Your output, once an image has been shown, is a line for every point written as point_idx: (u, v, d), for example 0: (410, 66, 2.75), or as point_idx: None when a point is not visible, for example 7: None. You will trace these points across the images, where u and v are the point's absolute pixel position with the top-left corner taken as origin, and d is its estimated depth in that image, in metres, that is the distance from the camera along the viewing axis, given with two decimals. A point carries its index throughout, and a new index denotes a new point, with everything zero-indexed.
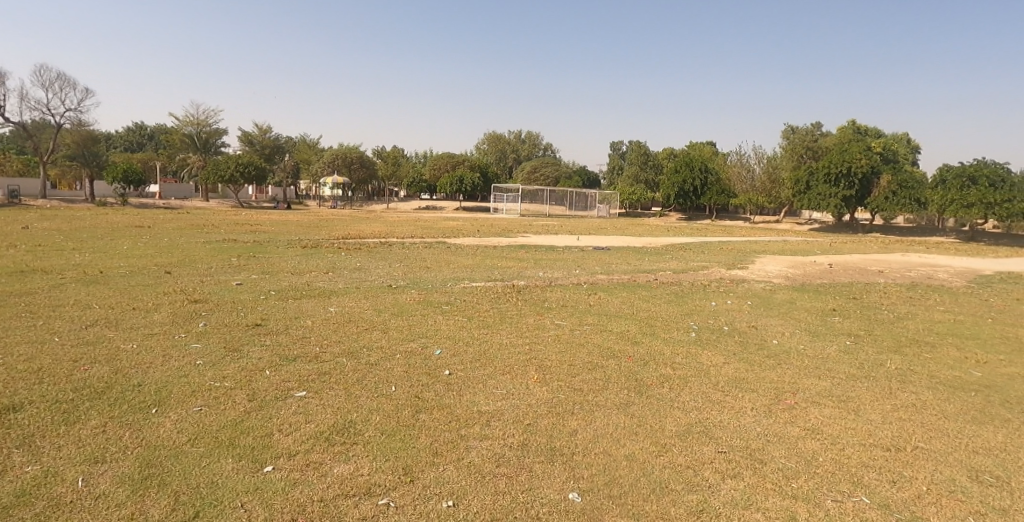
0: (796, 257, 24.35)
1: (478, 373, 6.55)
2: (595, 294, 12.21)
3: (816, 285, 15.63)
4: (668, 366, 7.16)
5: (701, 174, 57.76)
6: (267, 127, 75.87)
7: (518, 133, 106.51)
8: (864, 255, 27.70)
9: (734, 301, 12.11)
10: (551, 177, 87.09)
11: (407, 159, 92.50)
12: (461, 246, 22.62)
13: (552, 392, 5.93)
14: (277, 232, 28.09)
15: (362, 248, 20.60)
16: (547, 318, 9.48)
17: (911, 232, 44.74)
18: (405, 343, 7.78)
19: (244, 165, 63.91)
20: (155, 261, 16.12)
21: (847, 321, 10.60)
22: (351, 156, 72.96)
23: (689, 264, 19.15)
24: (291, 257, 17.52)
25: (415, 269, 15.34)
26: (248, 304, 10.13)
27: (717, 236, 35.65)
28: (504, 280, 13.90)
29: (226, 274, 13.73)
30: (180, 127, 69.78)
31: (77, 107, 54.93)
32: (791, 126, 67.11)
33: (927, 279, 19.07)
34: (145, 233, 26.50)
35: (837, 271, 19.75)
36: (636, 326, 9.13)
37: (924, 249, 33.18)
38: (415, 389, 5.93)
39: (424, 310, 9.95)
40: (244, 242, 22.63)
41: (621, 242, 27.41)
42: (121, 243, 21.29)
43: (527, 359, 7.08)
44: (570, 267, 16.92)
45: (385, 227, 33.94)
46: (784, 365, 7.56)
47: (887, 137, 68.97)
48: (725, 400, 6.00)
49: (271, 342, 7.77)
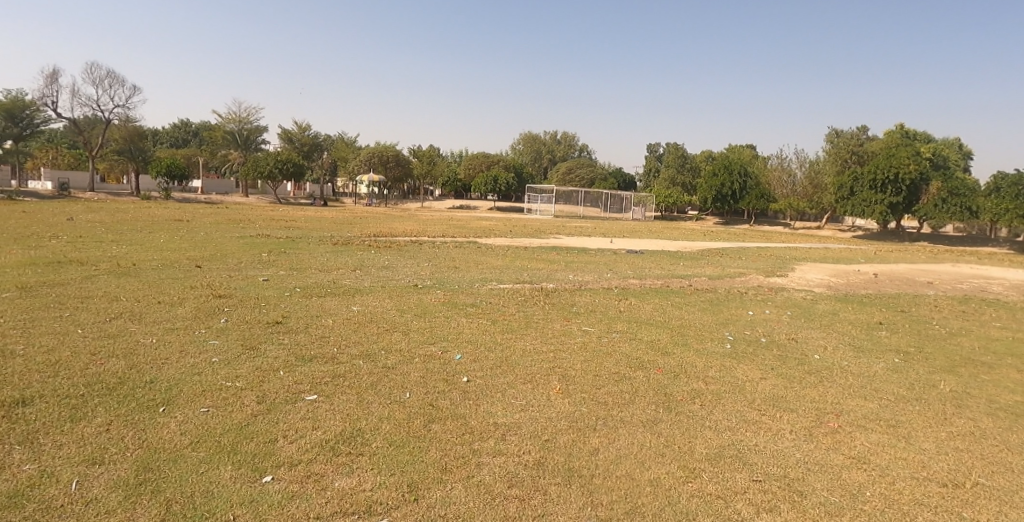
0: (839, 265, 23.42)
1: (497, 381, 6.24)
2: (625, 299, 11.78)
3: (861, 296, 14.88)
4: (700, 380, 6.73)
5: (740, 178, 56.40)
6: (306, 125, 77.00)
7: (553, 133, 105.97)
8: (911, 264, 26.51)
9: (772, 311, 11.55)
10: (586, 179, 86.30)
11: (443, 158, 92.83)
12: (492, 246, 22.38)
13: (574, 405, 5.59)
14: (311, 228, 28.32)
15: (392, 246, 20.56)
16: (573, 324, 9.13)
17: (961, 241, 42.87)
18: (425, 346, 7.52)
19: (282, 162, 65.00)
20: (189, 255, 16.29)
21: (895, 336, 9.96)
22: (387, 155, 73.56)
23: (726, 271, 18.53)
24: (321, 254, 17.52)
25: (444, 269, 15.15)
26: (272, 301, 10.03)
27: (756, 242, 34.63)
28: (533, 282, 13.57)
29: (255, 269, 13.75)
30: (223, 124, 71.39)
31: (125, 104, 56.67)
32: (836, 130, 65.05)
33: (981, 292, 18.04)
34: (184, 227, 26.99)
35: (883, 281, 18.85)
36: (667, 335, 8.71)
37: (976, 259, 31.67)
38: (430, 397, 5.66)
39: (447, 311, 9.68)
40: (277, 237, 22.79)
41: (655, 246, 26.83)
42: (159, 237, 21.67)
43: (550, 368, 6.75)
44: (602, 271, 16.51)
45: (418, 226, 33.93)
46: (826, 382, 7.06)
47: (938, 142, 66.30)
48: (760, 420, 5.58)
49: (290, 341, 7.60)
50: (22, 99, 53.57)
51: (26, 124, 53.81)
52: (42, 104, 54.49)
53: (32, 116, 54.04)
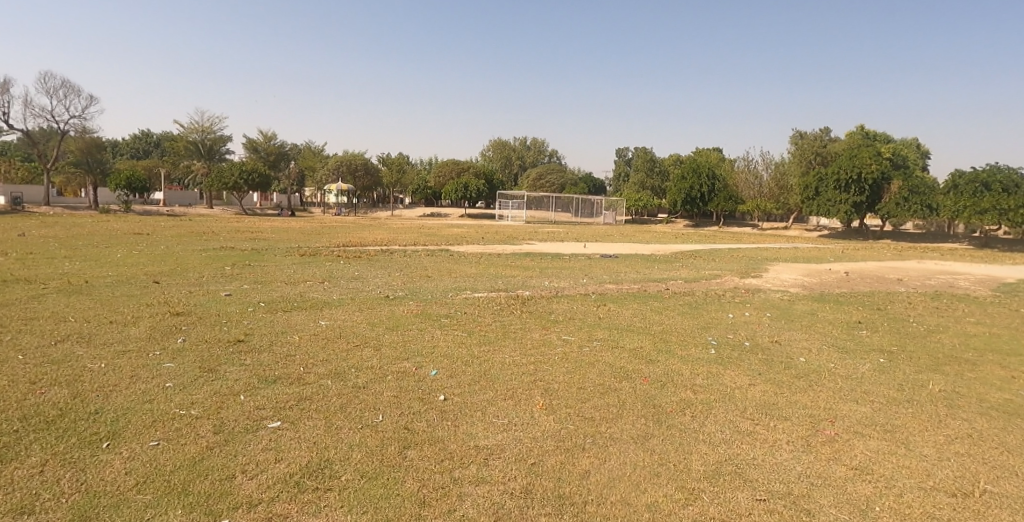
0: (810, 265, 23.56)
1: (476, 398, 5.85)
2: (604, 305, 11.48)
3: (836, 295, 14.86)
4: (688, 389, 6.43)
5: (709, 181, 56.96)
6: (272, 134, 75.53)
7: (523, 139, 106.07)
8: (879, 262, 26.90)
9: (752, 313, 11.38)
10: (557, 184, 86.42)
11: (412, 165, 92.04)
12: (464, 254, 21.95)
13: (560, 423, 5.23)
14: (277, 239, 27.50)
15: (362, 256, 19.98)
16: (553, 333, 8.78)
17: (923, 238, 43.84)
18: (398, 362, 7.08)
19: (248, 172, 63.55)
20: (146, 270, 15.52)
21: (876, 335, 9.84)
22: (356, 163, 72.56)
23: (701, 273, 18.45)
24: (287, 266, 16.88)
25: (416, 278, 14.69)
26: (234, 317, 9.46)
27: (727, 243, 34.87)
28: (508, 290, 13.20)
29: (217, 284, 13.10)
30: (185, 134, 69.57)
31: (81, 114, 54.76)
32: (800, 132, 66.23)
33: (950, 288, 18.25)
34: (144, 240, 25.97)
35: (855, 279, 18.94)
36: (650, 342, 8.42)
37: (939, 255, 32.35)
38: (405, 419, 5.24)
39: (421, 323, 9.24)
40: (242, 249, 22.01)
41: (629, 250, 26.73)
42: (116, 251, 20.73)
43: (531, 382, 6.37)
44: (578, 276, 16.24)
45: (388, 234, 33.31)
46: (815, 386, 6.83)
47: (896, 142, 68.00)
48: (755, 430, 5.30)
49: (252, 361, 7.08)
50: None
51: None
52: None
53: None
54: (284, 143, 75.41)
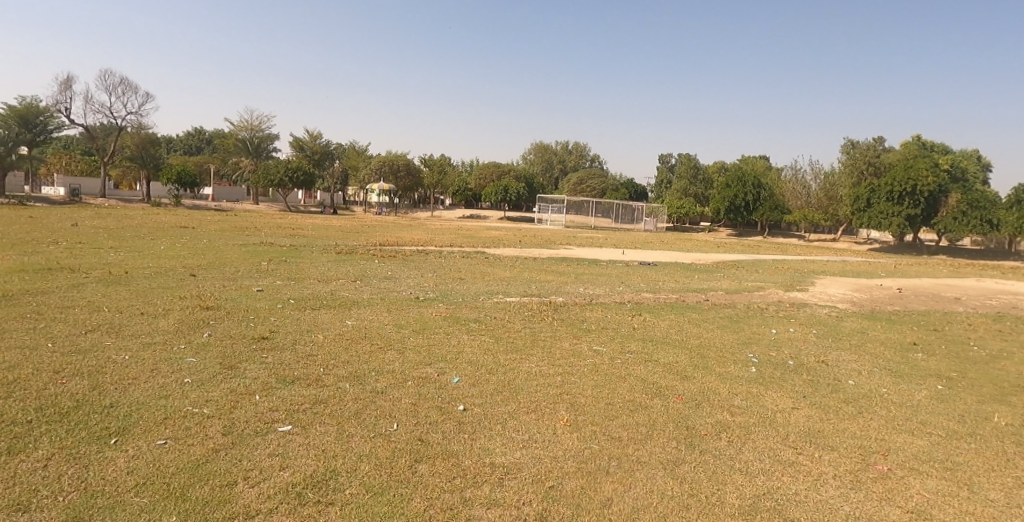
0: (860, 279, 22.53)
1: (497, 410, 5.55)
2: (639, 315, 11.05)
3: (888, 313, 14.04)
4: (725, 410, 6.00)
5: (754, 189, 55.45)
6: (317, 134, 76.95)
7: (565, 143, 105.61)
8: (934, 279, 25.57)
9: (797, 329, 10.77)
10: (597, 189, 85.65)
11: (453, 166, 92.51)
12: (499, 257, 21.73)
13: (583, 442, 4.90)
14: (316, 237, 27.77)
15: (397, 256, 19.96)
16: (583, 343, 8.42)
17: (981, 255, 41.69)
18: (419, 367, 6.83)
19: (293, 170, 64.86)
20: (185, 263, 15.76)
21: (933, 359, 9.16)
22: (398, 163, 73.33)
23: (743, 284, 17.77)
24: (322, 263, 16.93)
25: (448, 280, 14.50)
26: (261, 314, 9.38)
27: (772, 254, 33.74)
28: (540, 295, 12.88)
29: (251, 279, 13.15)
30: (235, 131, 71.46)
31: (138, 111, 56.81)
32: (852, 141, 63.89)
33: (1013, 309, 17.12)
34: (188, 233, 26.57)
35: (909, 297, 17.95)
36: (686, 357, 7.99)
37: (999, 274, 30.65)
38: (421, 430, 4.98)
39: (448, 327, 9.00)
40: (281, 246, 22.25)
41: (668, 258, 26.08)
42: (160, 243, 21.18)
43: (556, 395, 6.03)
44: (614, 284, 15.81)
45: (426, 235, 33.41)
46: (866, 413, 6.31)
47: (955, 154, 65.01)
48: (797, 461, 4.87)
49: (273, 360, 6.94)
50: (36, 106, 53.80)
51: (40, 131, 53.92)
52: (56, 110, 54.70)
53: (46, 122, 54.21)
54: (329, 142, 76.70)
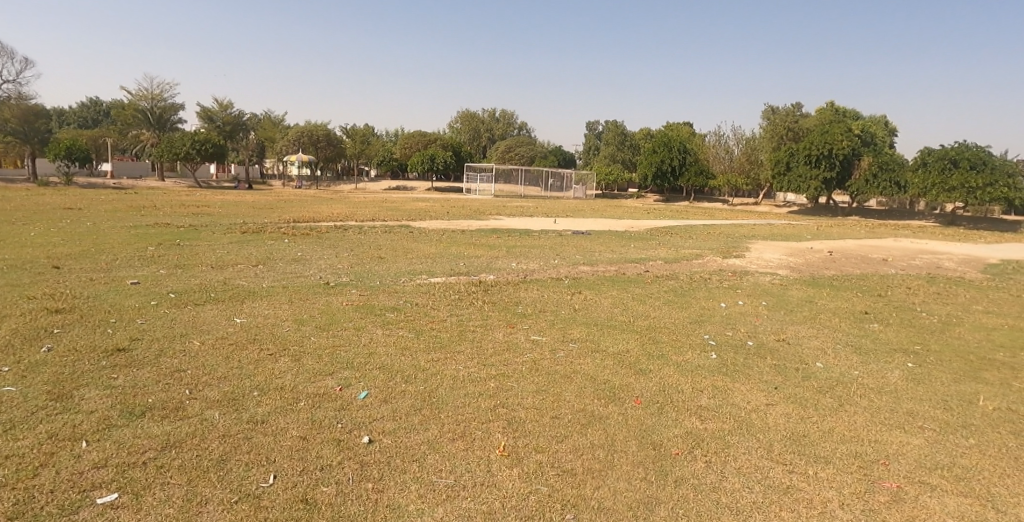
0: (790, 243, 22.47)
1: (412, 439, 4.30)
2: (579, 292, 9.98)
3: (828, 278, 13.61)
4: (693, 415, 4.99)
5: (680, 154, 55.80)
6: (227, 103, 71.35)
7: (492, 111, 103.65)
8: (856, 240, 26.11)
9: (746, 302, 9.99)
10: (526, 157, 84.63)
11: (377, 136, 88.80)
12: (425, 231, 20.23)
13: (526, 483, 3.76)
14: (222, 214, 25.20)
15: (311, 233, 18.15)
16: (519, 332, 7.23)
17: (890, 215, 43.53)
18: (320, 379, 5.46)
19: (201, 142, 60.01)
20: (52, 250, 13.43)
21: (891, 331, 8.57)
22: (317, 134, 69.40)
23: (680, 252, 17.16)
24: (222, 245, 14.92)
25: (366, 260, 12.99)
26: (127, 315, 7.60)
27: (700, 219, 33.83)
28: (469, 274, 11.56)
29: (129, 268, 11.12)
30: (133, 101, 65.20)
31: (15, 80, 50.43)
32: (772, 106, 65.16)
33: (939, 269, 17.21)
34: (71, 215, 23.46)
35: (841, 259, 17.81)
36: (637, 343, 6.94)
37: (911, 233, 31.71)
38: (306, 482, 3.70)
39: (360, 320, 7.60)
40: (179, 226, 19.80)
41: (601, 226, 25.37)
42: (31, 228, 18.31)
43: (490, 409, 4.82)
44: (548, 256, 14.76)
45: (348, 209, 31.32)
46: (848, 406, 5.48)
47: (865, 119, 67.56)
48: (794, 486, 3.94)
49: (123, 383, 5.36)
50: None
51: None
52: None
53: None
54: (241, 113, 71.38)
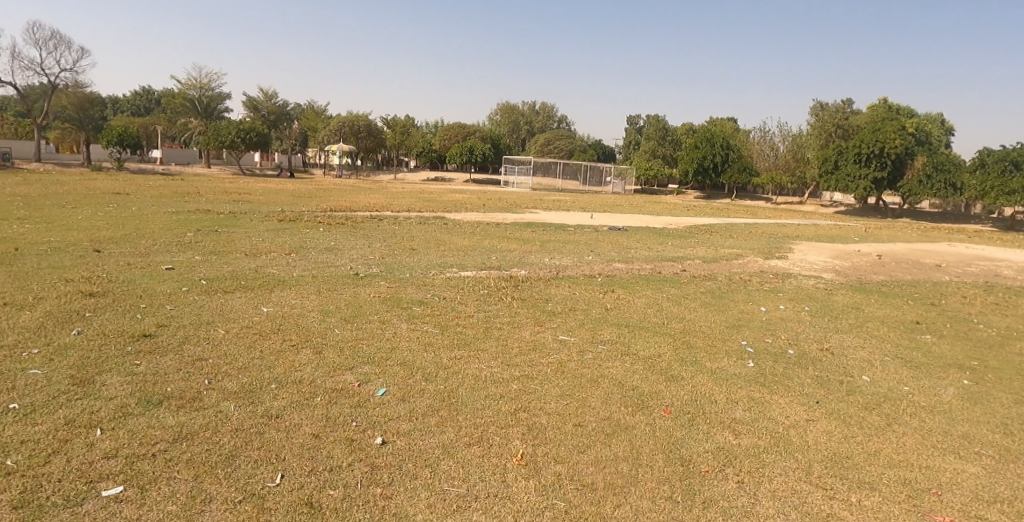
0: (836, 245, 21.60)
1: (427, 442, 4.13)
2: (611, 291, 9.69)
3: (877, 283, 12.97)
4: (726, 428, 4.70)
5: (723, 151, 54.45)
6: (272, 93, 72.61)
7: (532, 104, 103.13)
8: (907, 244, 24.96)
9: (788, 307, 9.53)
10: (565, 150, 83.97)
11: (417, 126, 89.32)
12: (459, 223, 20.13)
13: (543, 497, 3.55)
14: (262, 202, 25.57)
15: (347, 223, 18.21)
16: (546, 331, 6.99)
17: (944, 218, 41.60)
18: (339, 373, 5.33)
19: (245, 131, 61.27)
20: (95, 234, 13.75)
21: (945, 344, 8.04)
22: (358, 124, 70.20)
23: (719, 251, 16.64)
24: (258, 233, 15.05)
25: (398, 251, 12.92)
26: (157, 301, 7.63)
27: (741, 218, 32.88)
28: (500, 268, 11.35)
29: (166, 254, 11.26)
30: (183, 90, 66.94)
31: (72, 68, 52.19)
32: (821, 102, 62.95)
33: (997, 277, 16.27)
34: (118, 200, 24.11)
35: (890, 264, 17.01)
36: (670, 347, 6.63)
37: (967, 238, 30.20)
38: (313, 484, 3.57)
39: (385, 313, 7.49)
40: (219, 214, 20.13)
41: (638, 222, 24.87)
42: (80, 212, 18.84)
43: (510, 413, 4.61)
44: (582, 252, 14.47)
45: (385, 199, 31.45)
46: (896, 426, 5.11)
47: (920, 117, 64.73)
48: (834, 515, 3.66)
49: (144, 370, 5.33)
50: None
51: None
52: None
53: None
54: (286, 102, 72.60)
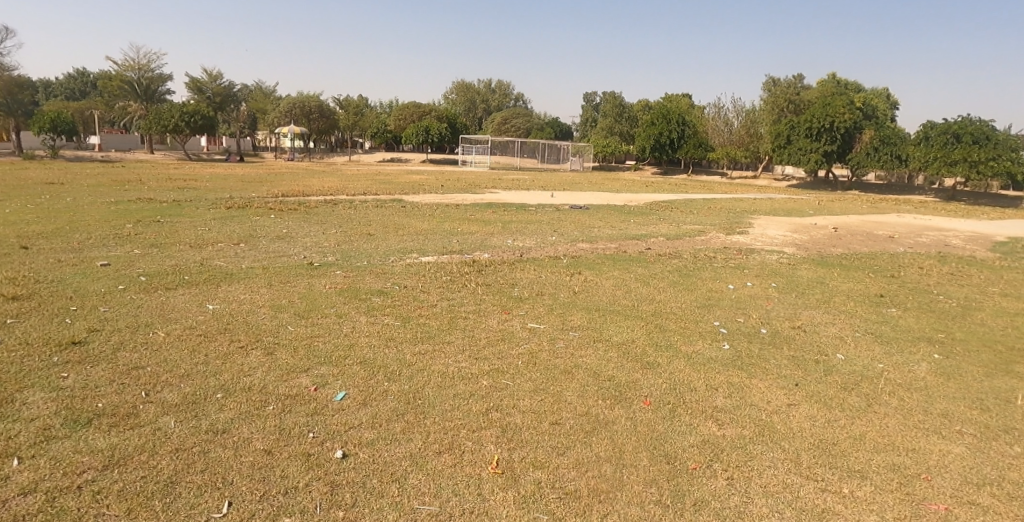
0: (793, 219, 21.89)
1: (392, 452, 3.76)
2: (578, 273, 9.41)
3: (837, 257, 13.07)
4: (709, 418, 4.48)
5: (679, 127, 54.79)
6: (216, 74, 69.50)
7: (488, 82, 101.87)
8: (859, 216, 25.53)
9: (755, 283, 9.45)
10: (523, 128, 83.36)
11: (371, 107, 87.15)
12: (418, 205, 19.58)
13: (524, 510, 3.25)
14: (209, 189, 24.41)
15: (300, 208, 17.45)
16: (515, 320, 6.67)
17: (890, 189, 42.84)
18: (293, 377, 4.90)
19: (189, 114, 58.60)
20: (24, 229, 12.74)
21: (911, 317, 8.06)
22: (309, 105, 68.01)
23: (682, 227, 16.58)
24: (204, 222, 14.22)
25: (354, 237, 12.37)
26: (89, 303, 6.98)
27: (699, 193, 33.20)
28: (462, 252, 10.95)
29: (102, 249, 10.45)
30: (120, 72, 63.45)
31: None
32: (773, 78, 63.79)
33: (948, 247, 16.67)
34: (52, 190, 22.63)
35: (847, 236, 17.25)
36: (643, 332, 6.41)
37: (913, 209, 31.14)
38: (266, 512, 3.18)
39: (342, 306, 7.03)
40: (163, 202, 19.02)
41: (600, 200, 24.70)
42: (8, 205, 17.53)
43: (482, 414, 4.28)
44: (546, 233, 14.18)
45: (340, 182, 30.50)
46: (878, 407, 4.99)
47: (867, 91, 66.35)
48: (829, 511, 3.47)
49: (72, 384, 4.79)
50: None
51: None
52: None
53: None
54: (232, 84, 69.71)
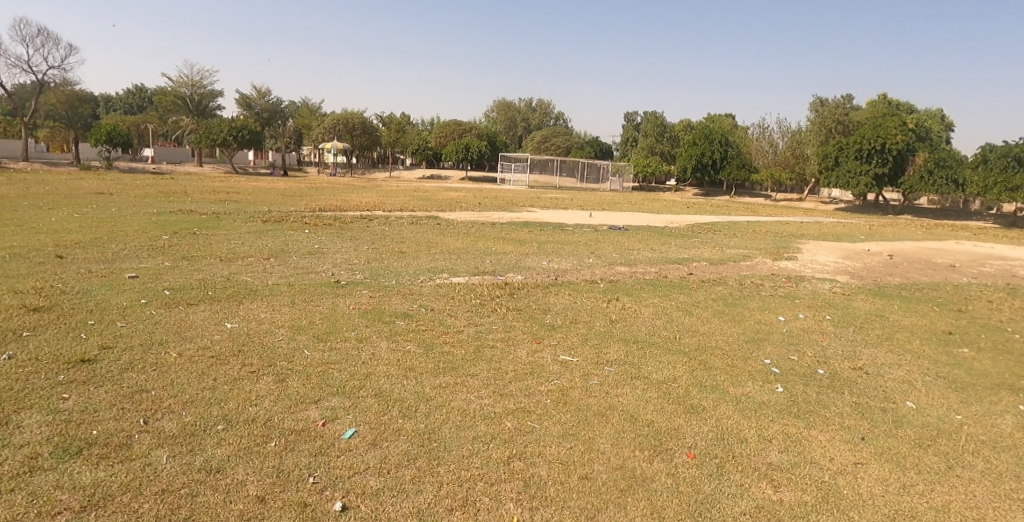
0: (843, 244, 20.82)
1: (399, 508, 3.34)
2: (615, 299, 8.87)
3: (895, 287, 12.18)
4: (763, 478, 3.92)
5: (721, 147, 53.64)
6: (265, 91, 71.38)
7: (529, 100, 102.23)
8: (915, 242, 24.19)
9: (808, 316, 8.74)
10: (562, 147, 83.18)
11: (413, 124, 88.30)
12: (453, 222, 19.32)
13: None
14: (249, 202, 24.69)
15: (335, 223, 17.40)
16: (546, 351, 6.17)
17: (946, 215, 40.81)
18: (302, 410, 4.50)
19: (237, 128, 60.21)
20: (64, 238, 12.90)
21: (988, 359, 7.24)
22: (353, 121, 69.18)
23: (725, 251, 15.88)
24: (238, 236, 14.19)
25: (386, 254, 12.11)
26: (108, 317, 6.79)
27: (743, 215, 32.18)
28: (494, 273, 10.54)
29: (133, 261, 10.39)
30: (174, 87, 65.78)
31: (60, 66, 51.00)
32: (821, 98, 61.99)
33: (1015, 278, 15.48)
34: (101, 201, 23.19)
35: (903, 264, 16.21)
36: (686, 369, 5.84)
37: (972, 235, 29.49)
38: None
39: (364, 329, 6.67)
40: (202, 214, 19.21)
41: (638, 220, 24.07)
42: (56, 214, 17.98)
43: (503, 464, 3.81)
44: (582, 254, 13.70)
45: (378, 198, 30.58)
46: (960, 470, 4.32)
47: (921, 112, 63.85)
48: None
49: (71, 406, 4.51)
50: None
51: None
52: None
53: None
54: (279, 100, 71.54)
